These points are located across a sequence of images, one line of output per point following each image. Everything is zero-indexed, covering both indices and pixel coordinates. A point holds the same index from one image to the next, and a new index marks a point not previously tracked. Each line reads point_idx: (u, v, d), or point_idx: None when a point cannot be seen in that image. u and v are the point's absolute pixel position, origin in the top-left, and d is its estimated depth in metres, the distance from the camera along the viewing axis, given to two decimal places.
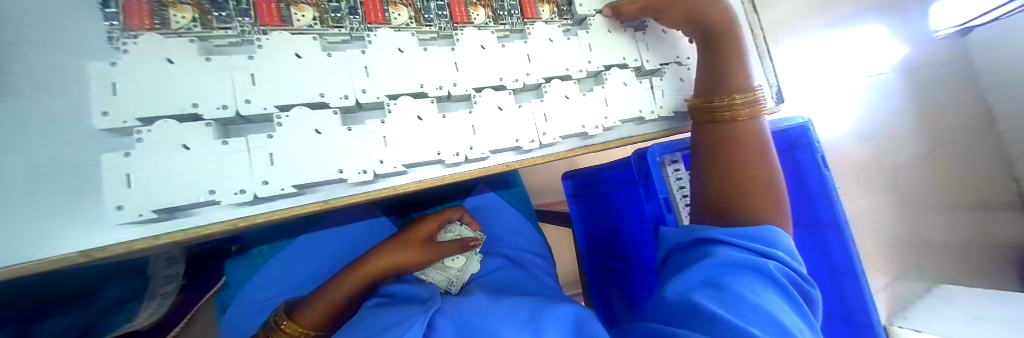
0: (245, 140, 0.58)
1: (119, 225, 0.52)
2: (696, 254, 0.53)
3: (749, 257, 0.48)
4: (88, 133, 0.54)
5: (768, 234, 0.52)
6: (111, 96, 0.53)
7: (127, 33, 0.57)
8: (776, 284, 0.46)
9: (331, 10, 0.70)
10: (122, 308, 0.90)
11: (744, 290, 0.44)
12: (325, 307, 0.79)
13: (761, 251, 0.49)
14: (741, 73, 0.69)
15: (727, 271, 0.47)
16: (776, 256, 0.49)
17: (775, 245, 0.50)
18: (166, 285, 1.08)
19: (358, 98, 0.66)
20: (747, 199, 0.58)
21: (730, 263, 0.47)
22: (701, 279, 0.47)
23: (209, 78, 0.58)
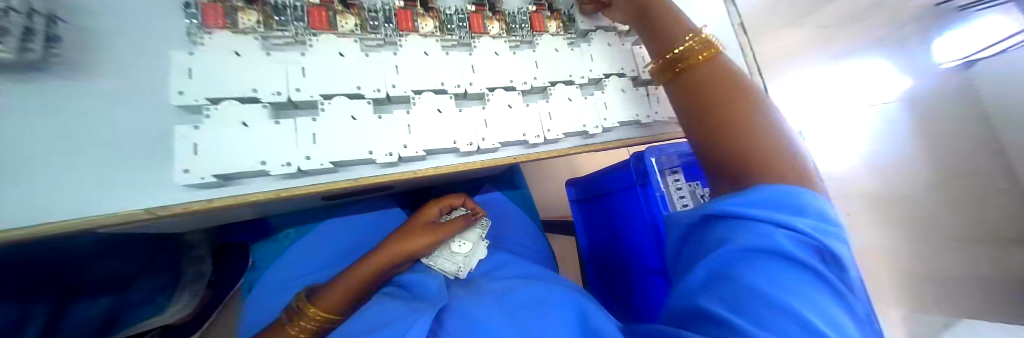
0: (294, 121, 0.68)
1: (183, 186, 0.61)
2: (711, 239, 0.47)
3: (769, 237, 0.39)
4: (164, 110, 0.64)
5: (788, 196, 0.42)
6: (189, 79, 0.64)
7: (204, 30, 0.68)
8: (808, 266, 0.38)
9: (370, 19, 0.81)
10: (151, 295, 0.96)
11: (762, 282, 0.38)
12: (342, 294, 0.83)
13: (790, 224, 0.40)
14: (678, 22, 0.70)
15: (745, 256, 0.41)
16: (805, 227, 0.40)
17: (803, 210, 0.41)
18: (194, 278, 1.15)
19: (388, 91, 0.77)
20: (752, 166, 0.49)
21: (755, 248, 0.40)
22: (714, 269, 0.43)
23: (267, 69, 0.69)
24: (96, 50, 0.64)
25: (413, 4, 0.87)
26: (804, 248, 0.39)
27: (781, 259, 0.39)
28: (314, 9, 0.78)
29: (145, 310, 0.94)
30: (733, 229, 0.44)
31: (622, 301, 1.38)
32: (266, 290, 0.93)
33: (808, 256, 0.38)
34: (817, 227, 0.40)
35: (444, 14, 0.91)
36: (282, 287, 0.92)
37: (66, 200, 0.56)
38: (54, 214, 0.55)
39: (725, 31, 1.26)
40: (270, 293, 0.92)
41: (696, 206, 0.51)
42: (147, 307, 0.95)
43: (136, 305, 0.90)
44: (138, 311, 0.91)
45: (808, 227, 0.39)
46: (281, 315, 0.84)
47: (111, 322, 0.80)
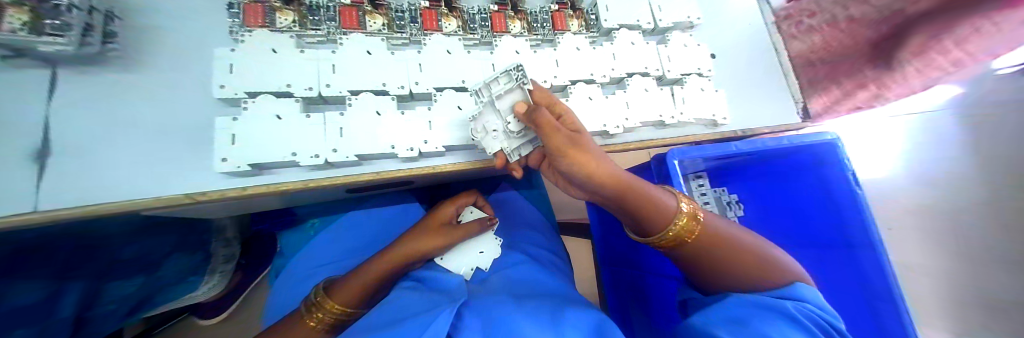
0: (323, 115, 0.71)
1: (220, 173, 0.64)
2: (720, 298, 0.53)
3: (772, 301, 0.46)
4: (206, 100, 0.69)
5: (795, 290, 0.49)
6: (229, 74, 0.68)
7: (245, 28, 0.73)
8: (807, 328, 0.43)
9: (397, 19, 0.84)
10: (182, 281, 1.03)
11: (776, 330, 0.41)
12: (357, 288, 0.85)
13: (791, 295, 0.48)
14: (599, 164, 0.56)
15: (751, 310, 0.45)
16: (804, 304, 0.47)
17: (803, 296, 0.48)
18: (225, 263, 1.23)
19: (411, 88, 0.78)
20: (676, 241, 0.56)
21: (759, 305, 0.46)
22: (731, 315, 0.46)
23: (301, 65, 0.73)
24: (149, 48, 0.69)
25: (438, 2, 0.88)
26: (805, 309, 0.46)
27: (789, 313, 0.44)
28: (345, 9, 0.81)
29: (180, 289, 1.04)
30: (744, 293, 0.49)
31: (638, 308, 1.33)
32: (291, 277, 0.96)
33: (807, 321, 0.44)
34: (815, 309, 0.47)
35: (467, 13, 0.92)
36: (305, 274, 0.95)
37: (116, 179, 0.61)
38: (103, 192, 0.60)
39: (756, 31, 1.21)
40: (290, 286, 0.94)
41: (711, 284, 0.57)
42: (182, 285, 1.04)
43: (171, 284, 0.99)
44: (178, 287, 1.03)
45: (805, 313, 0.45)
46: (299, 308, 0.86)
47: (141, 303, 0.91)
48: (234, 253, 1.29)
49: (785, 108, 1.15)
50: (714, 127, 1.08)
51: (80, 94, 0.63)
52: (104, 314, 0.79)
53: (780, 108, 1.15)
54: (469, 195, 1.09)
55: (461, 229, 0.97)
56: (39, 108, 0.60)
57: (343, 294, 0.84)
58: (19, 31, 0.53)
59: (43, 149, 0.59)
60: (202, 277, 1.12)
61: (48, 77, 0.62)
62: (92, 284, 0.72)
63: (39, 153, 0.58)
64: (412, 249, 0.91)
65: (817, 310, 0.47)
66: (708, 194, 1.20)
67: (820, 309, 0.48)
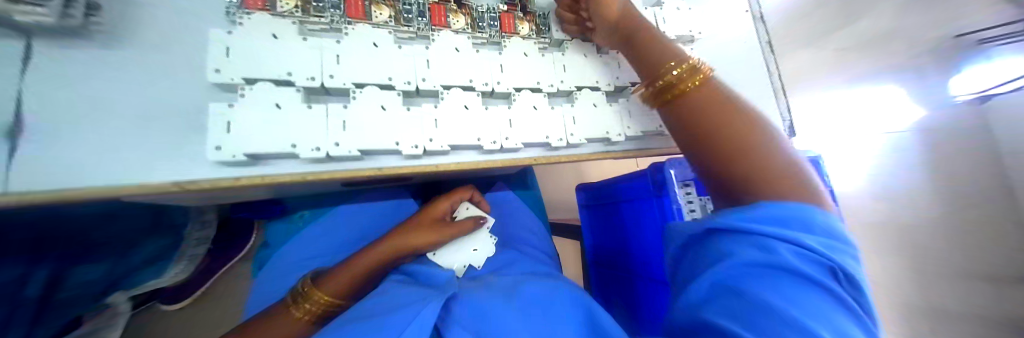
0: (326, 107, 0.68)
1: (214, 162, 0.61)
2: (707, 251, 0.46)
3: (768, 252, 0.39)
4: (198, 84, 0.65)
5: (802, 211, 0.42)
6: (225, 58, 0.64)
7: (242, 10, 0.69)
8: (813, 280, 0.36)
9: (404, 11, 0.81)
10: (147, 266, 0.99)
11: (770, 293, 0.35)
12: (346, 279, 0.83)
13: (784, 234, 0.40)
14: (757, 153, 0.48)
15: (744, 271, 0.39)
16: (809, 241, 0.39)
17: (805, 231, 0.40)
18: (196, 247, 1.18)
19: (418, 84, 0.77)
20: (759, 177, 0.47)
21: (756, 260, 0.39)
22: (713, 286, 0.40)
23: (304, 53, 0.70)
24: (134, 23, 0.64)
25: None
26: (804, 247, 0.38)
27: (795, 265, 0.37)
28: None
29: (145, 273, 0.99)
30: (742, 240, 0.42)
31: (625, 308, 1.37)
32: (278, 270, 0.93)
33: (805, 267, 0.37)
34: (819, 243, 0.39)
35: (476, 12, 0.91)
36: (293, 268, 0.93)
37: (98, 164, 0.57)
38: (85, 177, 0.56)
39: (750, 50, 1.25)
40: (277, 279, 0.91)
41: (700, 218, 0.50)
42: (145, 270, 0.99)
43: (137, 270, 0.95)
44: (140, 273, 0.98)
45: (808, 250, 0.38)
46: (284, 302, 0.83)
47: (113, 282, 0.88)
48: (209, 235, 1.23)
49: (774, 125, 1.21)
50: None
51: (56, 69, 0.58)
52: (67, 300, 0.75)
53: None
54: (465, 190, 1.07)
55: (454, 226, 0.96)
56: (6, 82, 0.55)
57: (333, 284, 0.81)
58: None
59: (11, 128, 0.54)
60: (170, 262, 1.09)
61: (18, 49, 0.57)
62: (61, 266, 0.70)
63: (7, 133, 0.54)
64: (402, 242, 0.89)
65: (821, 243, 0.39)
66: None
67: (830, 239, 0.40)
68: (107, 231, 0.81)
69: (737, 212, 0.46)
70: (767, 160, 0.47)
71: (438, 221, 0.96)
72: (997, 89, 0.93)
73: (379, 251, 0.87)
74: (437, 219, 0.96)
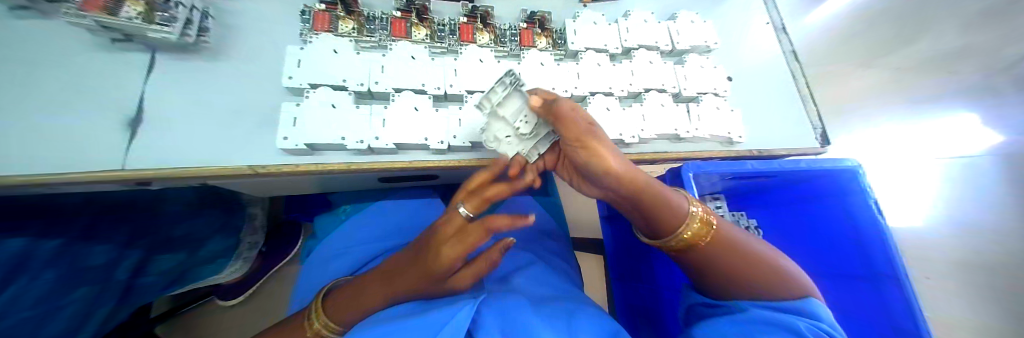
0: (370, 107, 0.81)
1: (279, 150, 0.74)
2: (725, 310, 0.51)
3: (780, 317, 0.44)
4: (269, 88, 0.81)
5: (808, 303, 0.47)
6: (296, 67, 0.79)
7: (312, 31, 0.86)
8: None
9: (438, 31, 0.96)
10: (215, 262, 1.07)
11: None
12: (354, 306, 0.67)
13: (800, 315, 0.45)
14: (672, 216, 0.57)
15: (759, 328, 0.44)
16: (820, 323, 0.45)
17: (816, 314, 0.46)
18: (248, 250, 1.27)
19: (446, 89, 0.88)
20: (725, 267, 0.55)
21: (764, 321, 0.45)
22: (732, 332, 0.44)
23: (356, 64, 0.84)
24: (227, 42, 0.82)
25: (475, 18, 1.00)
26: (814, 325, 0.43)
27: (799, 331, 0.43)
28: (396, 20, 0.93)
29: (208, 270, 1.06)
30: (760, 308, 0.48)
31: (649, 324, 1.30)
32: (318, 257, 1.03)
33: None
34: (829, 329, 0.44)
35: (499, 29, 1.03)
36: (332, 256, 1.01)
37: (187, 146, 0.72)
38: (182, 158, 0.71)
39: (771, 60, 1.26)
40: (318, 267, 1.00)
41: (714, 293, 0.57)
42: (210, 267, 1.06)
43: (204, 263, 1.02)
44: (203, 270, 1.04)
45: (818, 328, 0.43)
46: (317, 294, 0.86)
47: (181, 278, 0.97)
48: (257, 239, 1.32)
49: (803, 134, 1.17)
50: (729, 144, 1.11)
51: (169, 76, 0.76)
52: (145, 286, 0.86)
53: (796, 134, 1.17)
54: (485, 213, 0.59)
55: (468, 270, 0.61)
56: (137, 86, 0.73)
57: (341, 304, 0.67)
58: (136, 19, 0.66)
59: (135, 119, 0.71)
60: (229, 260, 1.16)
61: (147, 62, 0.76)
62: (147, 254, 0.83)
63: (134, 123, 0.71)
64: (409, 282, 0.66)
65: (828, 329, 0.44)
66: (725, 216, 1.23)
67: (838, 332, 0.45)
68: (187, 227, 0.92)
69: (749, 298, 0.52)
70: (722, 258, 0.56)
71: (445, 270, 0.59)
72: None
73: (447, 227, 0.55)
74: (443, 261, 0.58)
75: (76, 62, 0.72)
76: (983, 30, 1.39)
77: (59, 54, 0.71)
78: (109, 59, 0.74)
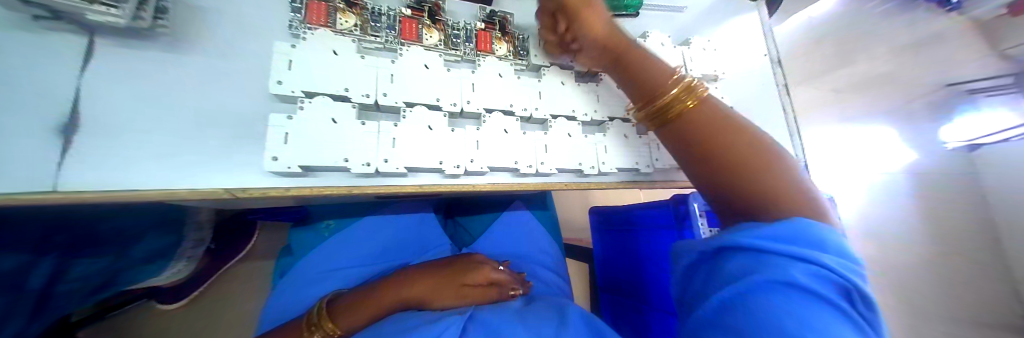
0: (378, 124, 0.71)
1: (268, 171, 0.62)
2: (716, 265, 0.43)
3: (779, 266, 0.36)
4: (253, 92, 0.67)
5: (797, 223, 0.39)
6: (287, 70, 0.66)
7: (306, 25, 0.72)
8: (826, 297, 0.33)
9: (453, 36, 0.86)
10: (150, 264, 0.95)
11: (786, 312, 0.32)
12: (366, 312, 0.76)
13: (805, 255, 0.36)
14: (645, 65, 0.63)
15: (763, 289, 0.35)
16: (823, 259, 0.35)
17: (818, 239, 0.37)
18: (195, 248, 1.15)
19: (463, 106, 0.80)
20: (727, 171, 0.48)
21: (767, 277, 0.36)
22: (727, 307, 0.37)
23: (361, 72, 0.72)
24: (194, 28, 0.66)
25: (493, 26, 0.91)
26: (822, 267, 0.35)
27: (808, 292, 0.33)
28: (406, 20, 0.81)
29: (144, 271, 0.94)
30: (748, 256, 0.39)
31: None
32: (295, 278, 0.91)
33: (822, 285, 0.34)
34: (832, 261, 0.35)
35: (518, 39, 0.94)
36: (313, 279, 0.90)
37: (145, 163, 0.58)
38: (136, 177, 0.57)
39: (767, 91, 1.31)
40: (299, 292, 0.88)
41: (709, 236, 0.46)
42: (146, 269, 0.94)
43: (138, 265, 0.89)
44: (139, 272, 0.92)
45: (833, 264, 0.35)
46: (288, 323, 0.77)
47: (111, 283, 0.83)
48: (205, 236, 1.20)
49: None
50: None
51: (118, 67, 0.60)
52: (65, 294, 0.71)
53: None
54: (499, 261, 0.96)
55: (479, 289, 0.85)
56: (70, 79, 0.57)
57: (353, 312, 0.75)
58: None
59: (68, 123, 0.55)
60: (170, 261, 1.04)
61: (84, 47, 0.59)
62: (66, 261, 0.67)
63: (67, 129, 0.55)
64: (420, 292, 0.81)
65: (841, 264, 0.35)
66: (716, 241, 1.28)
67: (837, 253, 0.36)
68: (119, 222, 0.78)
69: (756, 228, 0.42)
70: (739, 148, 0.49)
71: (464, 282, 0.84)
72: (983, 138, 1.00)
73: (461, 265, 0.88)
74: (464, 275, 0.85)
75: None
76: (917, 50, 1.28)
77: None
78: (27, 39, 0.56)
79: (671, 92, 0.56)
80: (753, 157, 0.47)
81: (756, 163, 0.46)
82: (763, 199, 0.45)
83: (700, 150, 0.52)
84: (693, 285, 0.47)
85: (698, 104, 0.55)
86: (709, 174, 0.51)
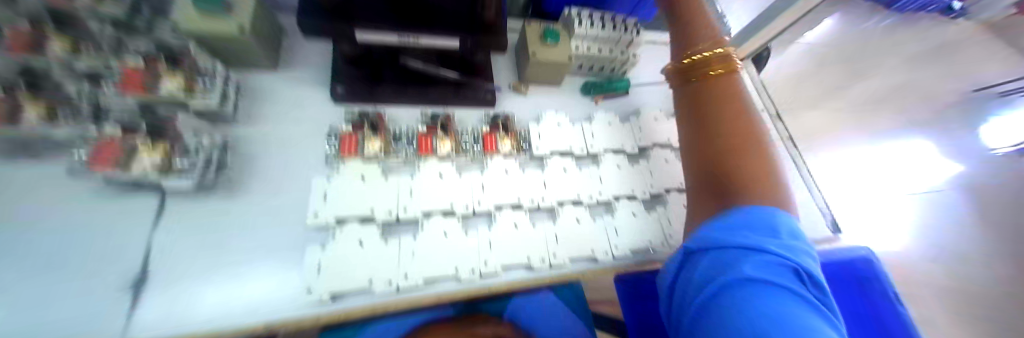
0: (399, 239, 0.78)
1: (297, 302, 0.66)
2: (696, 270, 0.58)
3: (745, 264, 0.50)
4: (290, 224, 0.75)
5: (753, 213, 0.58)
6: (322, 201, 0.76)
7: (337, 156, 0.83)
8: (785, 284, 0.48)
9: (463, 142, 0.96)
10: None
11: (755, 301, 0.46)
12: None
13: (781, 254, 0.52)
14: (702, 31, 0.85)
15: (745, 286, 0.48)
16: (772, 251, 0.52)
17: (756, 225, 0.56)
18: None
19: (475, 207, 0.87)
20: (730, 142, 0.67)
21: (746, 276, 0.49)
22: (711, 300, 0.51)
23: (383, 191, 0.81)
24: (241, 172, 0.77)
25: (497, 127, 1.00)
26: (788, 263, 0.51)
27: (783, 281, 0.48)
28: (422, 136, 0.92)
29: None
30: (715, 255, 0.55)
31: None
32: None
33: (774, 273, 0.49)
34: (785, 253, 0.52)
35: (520, 135, 1.03)
36: None
37: (191, 308, 0.62)
38: (179, 323, 0.61)
39: None
40: None
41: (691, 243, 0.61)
42: None
43: None
44: None
45: (776, 248, 0.52)
46: None
47: None
48: None
49: (813, 221, 1.19)
50: None
51: (180, 218, 0.70)
52: None
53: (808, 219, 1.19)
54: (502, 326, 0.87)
55: None
56: (144, 235, 0.68)
57: None
58: (150, 173, 0.62)
59: (138, 276, 0.64)
60: None
61: (158, 206, 0.71)
62: None
63: (135, 283, 0.63)
64: None
65: (802, 263, 0.52)
66: None
67: (789, 242, 0.54)
68: None
69: (731, 221, 0.58)
70: (739, 138, 0.67)
71: None
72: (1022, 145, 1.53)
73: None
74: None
75: (81, 215, 0.67)
76: (931, 65, 1.81)
77: (59, 211, 0.66)
78: (117, 208, 0.69)
79: (700, 54, 0.79)
80: (748, 166, 0.65)
81: (742, 146, 0.67)
82: (732, 179, 0.65)
83: (713, 130, 0.71)
84: (686, 275, 0.60)
85: (721, 76, 0.77)
86: (710, 135, 0.71)
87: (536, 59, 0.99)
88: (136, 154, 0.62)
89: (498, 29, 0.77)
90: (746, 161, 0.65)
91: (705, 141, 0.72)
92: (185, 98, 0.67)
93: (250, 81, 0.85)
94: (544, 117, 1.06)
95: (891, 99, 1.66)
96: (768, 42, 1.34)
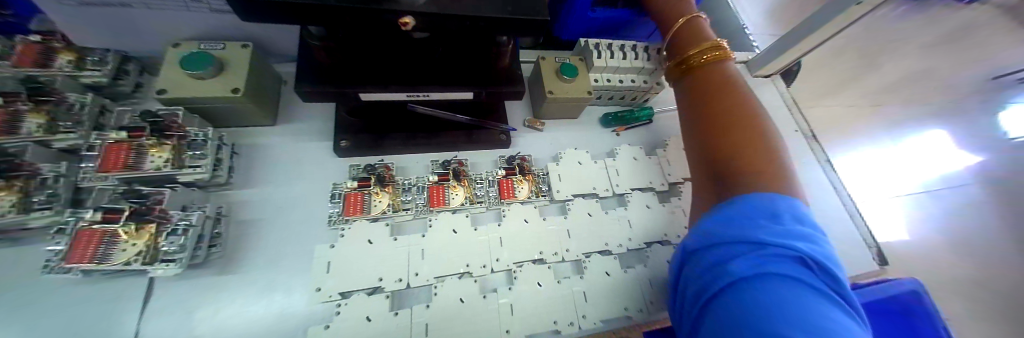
0: (410, 311, 0.69)
1: None
2: (700, 267, 0.50)
3: (755, 261, 0.43)
4: (290, 300, 0.68)
5: (761, 199, 0.50)
6: (324, 273, 0.69)
7: (344, 217, 0.76)
8: (803, 281, 0.40)
9: (477, 191, 0.88)
10: None
11: (765, 301, 0.39)
12: None
13: (782, 241, 0.44)
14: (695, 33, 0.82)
15: (755, 282, 0.41)
16: (790, 245, 0.43)
17: (765, 214, 0.48)
18: None
19: (493, 266, 0.78)
20: (728, 131, 0.61)
21: (755, 272, 0.42)
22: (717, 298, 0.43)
23: (393, 255, 0.74)
24: (240, 243, 0.71)
25: (514, 171, 0.91)
26: (792, 249, 0.43)
27: (787, 273, 0.41)
28: (433, 187, 0.84)
29: None
30: (720, 250, 0.48)
31: None
32: None
33: (793, 267, 0.41)
34: (804, 247, 0.44)
35: (538, 176, 0.95)
36: None
37: None
38: None
39: (808, 169, 1.20)
40: None
41: (696, 241, 0.54)
42: None
43: None
44: None
45: (797, 245, 0.44)
46: None
47: None
48: None
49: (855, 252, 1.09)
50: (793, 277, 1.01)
51: (169, 301, 0.64)
52: None
53: (856, 250, 1.08)
54: None
55: None
56: (128, 324, 0.61)
57: None
58: (132, 261, 0.59)
59: None
60: None
61: (145, 288, 0.64)
62: None
63: None
64: None
65: (811, 249, 0.44)
66: None
67: (806, 232, 0.46)
68: None
69: (738, 212, 0.51)
70: (741, 125, 0.61)
71: None
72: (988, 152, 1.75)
73: None
74: None
75: (60, 306, 0.60)
76: (936, 76, 1.93)
77: (34, 304, 0.59)
78: (100, 294, 0.62)
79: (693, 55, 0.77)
80: (756, 152, 0.57)
81: (742, 129, 0.60)
82: (737, 168, 0.57)
83: (711, 122, 0.64)
84: (687, 277, 0.53)
85: (711, 65, 0.75)
86: (707, 127, 0.64)
87: (555, 97, 0.91)
88: (116, 241, 0.59)
89: (515, 69, 0.80)
90: (751, 147, 0.57)
91: (701, 141, 0.65)
92: (170, 172, 0.65)
93: (248, 139, 0.83)
94: (563, 155, 0.98)
95: (889, 108, 1.76)
96: (799, 56, 1.24)
